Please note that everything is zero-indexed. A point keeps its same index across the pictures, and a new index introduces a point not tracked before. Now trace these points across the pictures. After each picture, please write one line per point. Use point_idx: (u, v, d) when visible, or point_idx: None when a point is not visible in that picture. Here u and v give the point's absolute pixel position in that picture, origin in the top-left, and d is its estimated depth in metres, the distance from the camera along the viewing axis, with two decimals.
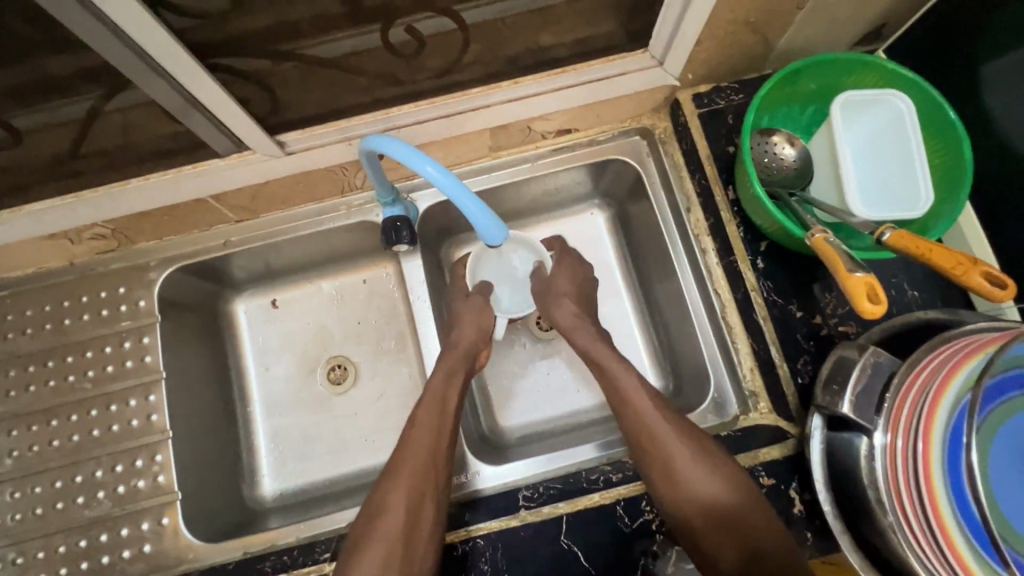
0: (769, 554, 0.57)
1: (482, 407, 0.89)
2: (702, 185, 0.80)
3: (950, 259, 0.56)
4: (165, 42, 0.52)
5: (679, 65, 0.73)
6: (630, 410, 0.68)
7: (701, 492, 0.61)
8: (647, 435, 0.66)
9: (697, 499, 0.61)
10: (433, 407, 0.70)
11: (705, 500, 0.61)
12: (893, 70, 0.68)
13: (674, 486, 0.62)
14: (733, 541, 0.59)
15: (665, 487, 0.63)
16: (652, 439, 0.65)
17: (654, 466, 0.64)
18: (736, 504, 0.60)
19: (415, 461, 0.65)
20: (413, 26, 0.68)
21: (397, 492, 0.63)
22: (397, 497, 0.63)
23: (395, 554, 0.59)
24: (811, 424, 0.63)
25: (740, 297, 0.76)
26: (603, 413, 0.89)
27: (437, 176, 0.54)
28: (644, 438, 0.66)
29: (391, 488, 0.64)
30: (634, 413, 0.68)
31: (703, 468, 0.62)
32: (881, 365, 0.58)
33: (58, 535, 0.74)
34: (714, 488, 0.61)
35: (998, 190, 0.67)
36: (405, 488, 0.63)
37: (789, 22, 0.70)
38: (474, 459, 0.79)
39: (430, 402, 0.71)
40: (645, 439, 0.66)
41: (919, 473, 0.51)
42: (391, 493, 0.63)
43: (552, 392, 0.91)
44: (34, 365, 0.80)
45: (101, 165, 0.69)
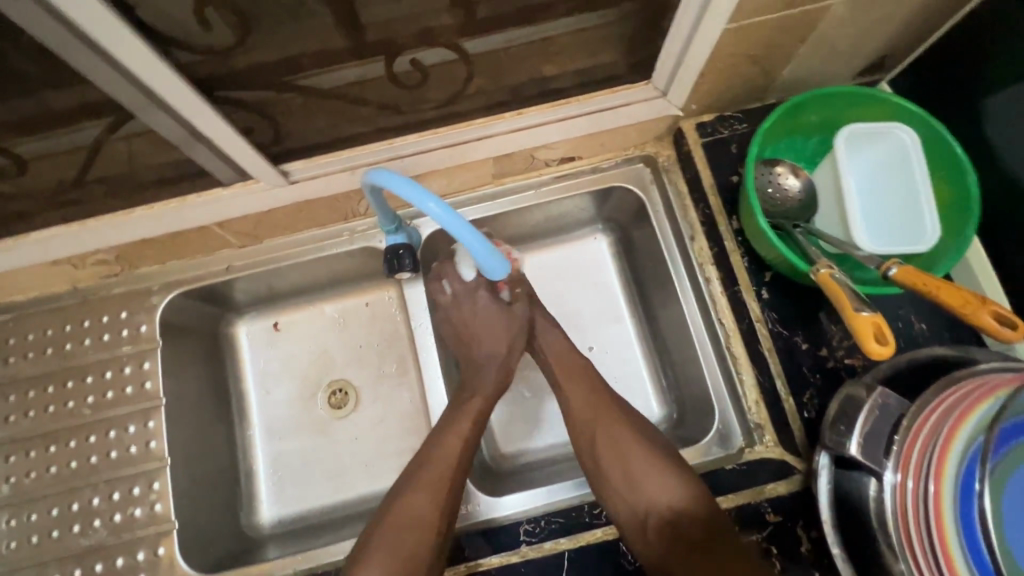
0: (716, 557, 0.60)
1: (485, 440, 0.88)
2: (705, 214, 0.80)
3: (959, 297, 0.55)
4: (172, 79, 0.52)
5: (682, 96, 0.74)
6: (594, 410, 0.74)
7: (648, 482, 0.67)
8: (605, 428, 0.72)
9: (644, 487, 0.66)
10: (444, 462, 0.70)
11: (651, 488, 0.66)
12: (897, 104, 0.68)
13: (624, 474, 0.68)
14: (671, 526, 0.64)
15: (616, 474, 0.68)
16: (609, 433, 0.71)
17: (609, 455, 0.70)
18: (679, 495, 0.65)
19: (421, 500, 0.67)
20: (415, 59, 0.67)
21: (397, 541, 0.65)
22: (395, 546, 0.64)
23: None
24: (817, 463, 0.61)
25: (745, 328, 0.75)
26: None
27: (439, 212, 0.54)
28: (601, 432, 0.72)
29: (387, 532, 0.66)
30: (611, 426, 0.72)
31: (651, 460, 0.68)
32: (889, 407, 0.57)
33: (53, 564, 0.73)
34: (659, 479, 0.67)
35: (1004, 224, 0.67)
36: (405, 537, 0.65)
37: (792, 54, 0.70)
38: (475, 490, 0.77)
39: (443, 452, 0.71)
40: (602, 431, 0.72)
41: (930, 521, 0.50)
42: (388, 540, 0.65)
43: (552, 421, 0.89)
44: (33, 390, 0.79)
45: (105, 193, 0.69)
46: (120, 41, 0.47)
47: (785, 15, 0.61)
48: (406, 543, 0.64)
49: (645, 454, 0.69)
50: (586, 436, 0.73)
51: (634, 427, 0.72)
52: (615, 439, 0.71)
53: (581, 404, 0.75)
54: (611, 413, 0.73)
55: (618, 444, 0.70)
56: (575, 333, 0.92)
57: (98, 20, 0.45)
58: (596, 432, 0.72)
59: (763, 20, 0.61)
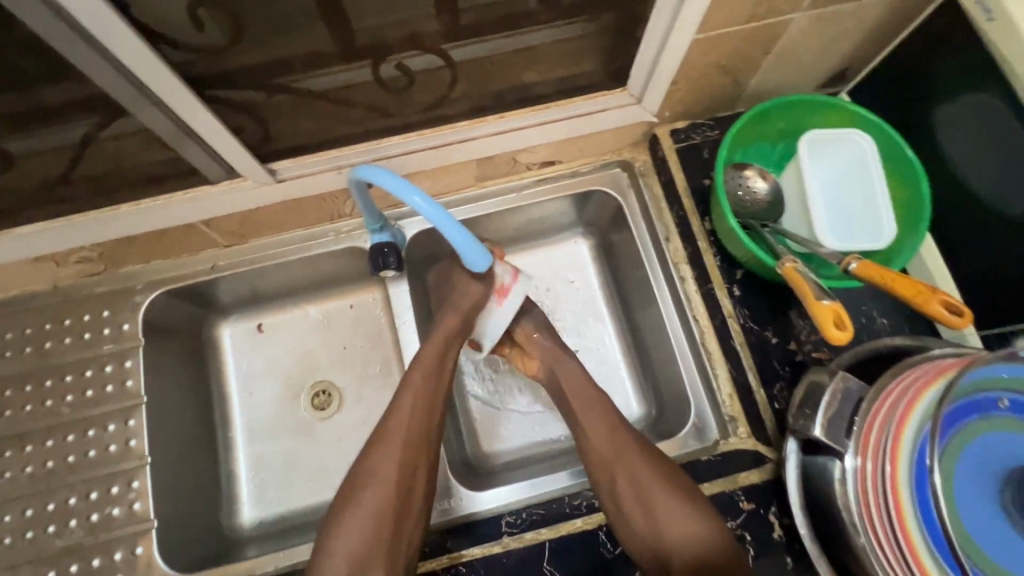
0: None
1: (458, 419, 0.89)
2: (679, 216, 0.83)
3: (911, 288, 0.59)
4: (166, 77, 0.54)
5: (656, 103, 0.77)
6: (618, 452, 0.71)
7: (675, 529, 0.65)
8: (627, 468, 0.69)
9: (671, 535, 0.65)
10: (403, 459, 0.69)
11: (678, 537, 0.64)
12: (855, 112, 0.73)
13: (649, 520, 0.65)
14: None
15: (633, 505, 0.66)
16: (632, 474, 0.68)
17: (634, 500, 0.67)
18: (707, 546, 0.64)
19: (389, 480, 0.68)
20: (402, 63, 0.70)
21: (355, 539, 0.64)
22: (352, 549, 0.64)
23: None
24: (787, 447, 0.65)
25: (718, 324, 0.79)
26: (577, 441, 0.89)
27: (424, 206, 0.57)
28: (622, 472, 0.69)
29: (341, 534, 0.65)
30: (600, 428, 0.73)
31: (680, 508, 0.66)
32: (850, 391, 0.59)
33: (25, 566, 0.72)
34: (683, 516, 0.65)
35: (955, 225, 0.71)
36: (361, 535, 0.65)
37: (757, 65, 0.74)
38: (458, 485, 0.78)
39: (400, 447, 0.70)
40: (624, 472, 0.69)
41: (889, 500, 0.53)
42: (341, 542, 0.65)
43: (525, 420, 0.91)
44: (10, 389, 0.78)
45: (92, 190, 0.70)
46: (118, 38, 0.49)
47: (749, 27, 0.66)
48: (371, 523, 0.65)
49: (672, 501, 0.66)
50: (606, 476, 0.70)
51: (659, 470, 0.68)
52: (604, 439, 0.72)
53: (597, 431, 0.74)
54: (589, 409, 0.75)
55: (642, 487, 0.67)
56: (547, 300, 0.96)
57: (95, 16, 0.46)
58: (618, 471, 0.69)
59: (729, 32, 0.66)
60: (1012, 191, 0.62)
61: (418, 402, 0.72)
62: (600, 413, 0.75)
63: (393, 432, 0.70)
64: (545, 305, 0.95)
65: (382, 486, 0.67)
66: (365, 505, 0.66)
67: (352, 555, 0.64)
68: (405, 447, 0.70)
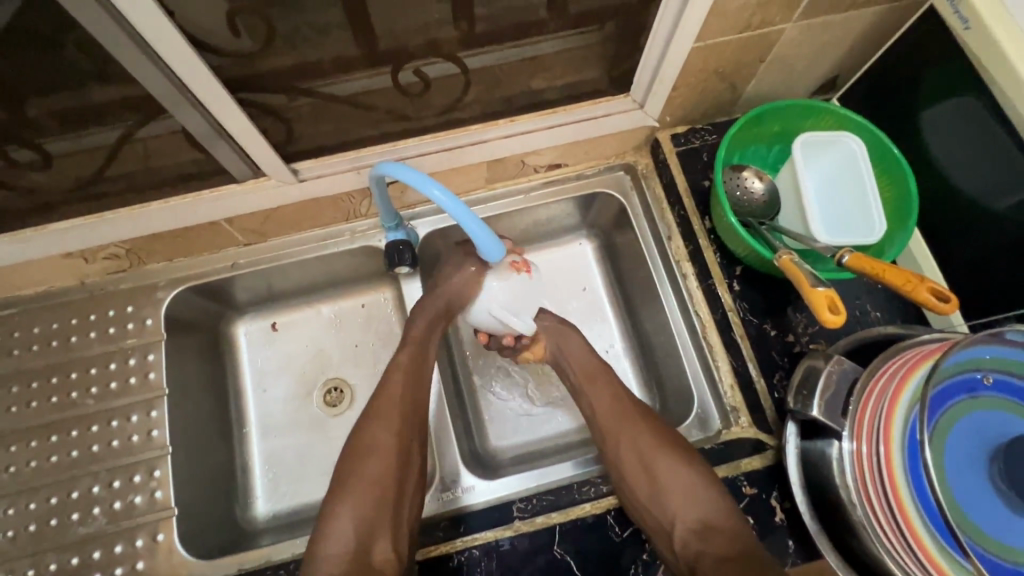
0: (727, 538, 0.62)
1: (474, 410, 0.93)
2: (680, 215, 0.87)
3: (901, 277, 0.62)
4: (207, 81, 0.58)
5: (658, 107, 0.82)
6: (621, 426, 0.74)
7: (677, 496, 0.67)
8: (628, 441, 0.73)
9: (672, 499, 0.67)
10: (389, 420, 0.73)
11: (681, 501, 0.67)
12: (843, 116, 0.77)
13: (652, 485, 0.68)
14: (698, 541, 0.63)
15: (635, 472, 0.70)
16: (634, 445, 0.72)
17: (638, 471, 0.70)
18: (710, 510, 0.65)
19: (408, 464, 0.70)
20: (420, 70, 0.75)
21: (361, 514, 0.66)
22: (358, 517, 0.65)
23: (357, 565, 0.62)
24: (786, 431, 0.68)
25: (719, 318, 0.82)
26: (580, 434, 0.92)
27: (443, 198, 0.60)
28: (625, 446, 0.73)
29: (347, 503, 0.66)
30: (609, 419, 0.76)
31: (682, 473, 0.68)
32: (845, 372, 0.63)
33: (50, 552, 0.74)
34: (681, 476, 0.68)
35: (942, 222, 0.75)
36: (365, 504, 0.66)
37: (753, 72, 0.79)
38: (467, 475, 0.81)
39: (390, 413, 0.73)
40: (627, 444, 0.73)
41: (883, 474, 0.56)
42: (346, 511, 0.66)
43: (537, 416, 0.94)
44: (36, 381, 0.81)
45: (123, 189, 0.74)
46: (167, 41, 0.52)
47: (745, 35, 0.70)
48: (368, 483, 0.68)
49: (675, 467, 0.69)
50: (612, 451, 0.73)
51: (662, 440, 0.72)
52: (610, 425, 0.75)
53: (604, 419, 0.76)
54: (597, 398, 0.78)
55: (645, 456, 0.71)
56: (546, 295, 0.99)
57: (149, 20, 0.50)
58: (620, 445, 0.73)
59: (726, 40, 0.70)
60: (998, 188, 0.66)
61: (408, 381, 0.76)
62: (606, 403, 0.78)
63: (385, 406, 0.74)
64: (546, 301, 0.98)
65: (381, 459, 0.69)
66: (369, 475, 0.68)
67: (357, 522, 0.65)
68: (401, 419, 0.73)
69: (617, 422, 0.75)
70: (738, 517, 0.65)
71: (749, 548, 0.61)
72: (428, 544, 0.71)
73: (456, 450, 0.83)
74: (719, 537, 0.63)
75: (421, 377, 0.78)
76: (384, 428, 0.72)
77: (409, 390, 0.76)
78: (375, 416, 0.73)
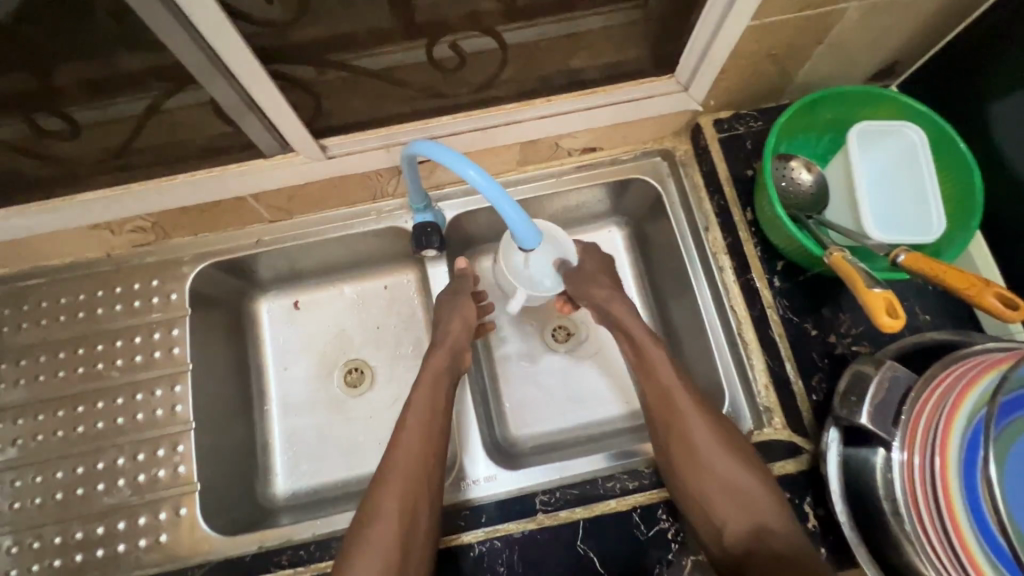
0: (776, 537, 0.60)
1: (514, 370, 0.93)
2: (720, 206, 0.83)
3: (962, 280, 0.58)
4: (240, 51, 0.55)
5: (703, 91, 0.78)
6: (676, 416, 0.69)
7: (728, 490, 0.64)
8: (682, 433, 0.68)
9: (726, 494, 0.64)
10: (423, 433, 0.70)
11: (736, 497, 0.64)
12: (905, 103, 0.72)
13: (707, 478, 0.65)
14: (751, 540, 0.61)
15: (683, 458, 0.67)
16: (690, 437, 0.67)
17: (685, 454, 0.67)
18: (764, 508, 0.63)
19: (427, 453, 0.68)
20: (456, 43, 0.71)
21: (395, 495, 0.65)
22: (396, 505, 0.64)
23: (394, 566, 0.60)
24: (827, 437, 0.66)
25: (756, 315, 0.78)
26: (627, 423, 0.90)
27: (479, 180, 0.57)
28: (682, 436, 0.68)
29: (388, 493, 0.65)
30: (667, 406, 0.71)
31: (738, 469, 0.65)
32: (897, 379, 0.61)
33: (75, 521, 0.75)
34: (734, 469, 0.65)
35: (1007, 222, 0.70)
36: (398, 493, 0.65)
37: (808, 55, 0.74)
38: (472, 468, 0.78)
39: (419, 423, 0.71)
40: (685, 435, 0.68)
41: (937, 489, 0.54)
42: (386, 498, 0.65)
43: (593, 391, 0.92)
44: (63, 351, 0.81)
45: (150, 160, 0.72)
46: (197, 4, 0.49)
47: (805, 15, 0.65)
48: (409, 484, 0.66)
49: (734, 463, 0.66)
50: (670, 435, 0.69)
51: (722, 434, 0.67)
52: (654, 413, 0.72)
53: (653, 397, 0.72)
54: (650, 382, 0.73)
55: (704, 447, 0.67)
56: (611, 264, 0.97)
57: None
58: (674, 435, 0.69)
59: (784, 20, 0.65)
60: None
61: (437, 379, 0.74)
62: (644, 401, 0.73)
63: (416, 411, 0.71)
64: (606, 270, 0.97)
65: (409, 453, 0.68)
66: (403, 475, 0.66)
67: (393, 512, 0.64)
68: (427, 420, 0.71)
69: (669, 406, 0.70)
70: (793, 523, 0.62)
71: (806, 553, 0.58)
72: (450, 534, 0.70)
73: (477, 438, 0.81)
74: (773, 538, 0.60)
75: None
76: (416, 412, 0.72)
77: (433, 382, 0.74)
78: (407, 415, 0.71)
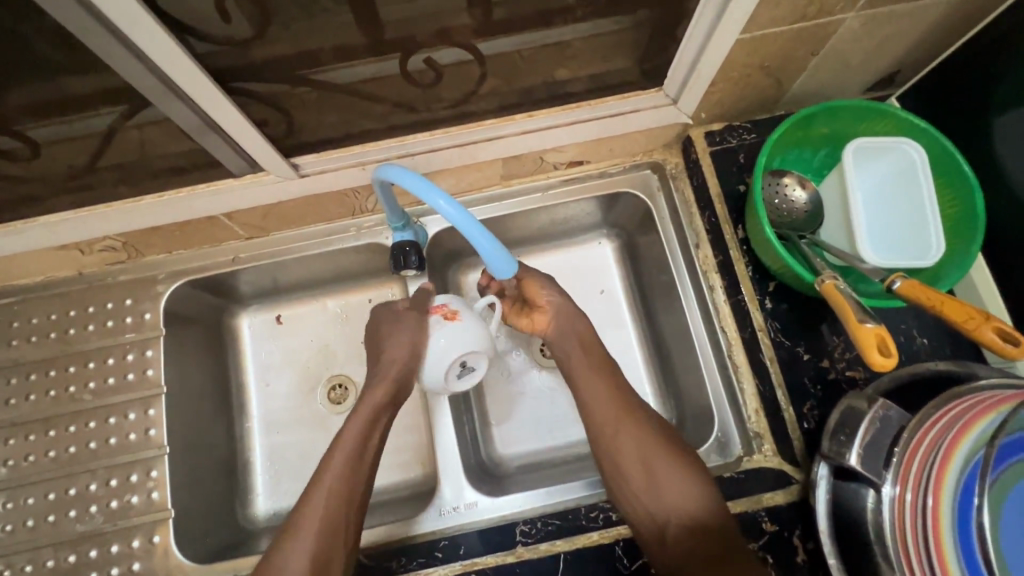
0: (713, 537, 0.60)
1: (499, 387, 0.91)
2: (710, 222, 0.80)
3: (962, 313, 0.55)
4: (193, 74, 0.52)
5: (693, 104, 0.74)
6: (619, 421, 0.69)
7: (670, 491, 0.64)
8: (627, 433, 0.68)
9: (665, 495, 0.64)
10: (358, 444, 0.68)
11: (677, 500, 0.63)
12: (904, 119, 0.68)
13: (649, 478, 0.65)
14: (690, 541, 0.61)
15: (627, 458, 0.67)
16: (633, 439, 0.68)
17: (630, 454, 0.67)
18: (704, 512, 0.62)
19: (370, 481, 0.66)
20: (430, 57, 0.67)
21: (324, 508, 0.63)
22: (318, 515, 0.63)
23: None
24: (815, 472, 0.63)
25: (747, 336, 0.76)
26: None
27: (450, 210, 0.54)
28: (625, 437, 0.68)
29: (311, 506, 0.63)
30: (615, 407, 0.70)
31: (682, 471, 0.65)
32: (890, 418, 0.58)
33: (47, 548, 0.73)
34: (676, 467, 0.65)
35: (1009, 245, 0.67)
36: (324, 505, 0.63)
37: (803, 67, 0.70)
38: (453, 496, 0.76)
39: (352, 435, 0.69)
40: (629, 436, 0.68)
41: (927, 537, 0.51)
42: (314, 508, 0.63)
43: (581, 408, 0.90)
44: (35, 373, 0.79)
45: (116, 180, 0.70)
46: (141, 27, 0.46)
47: (799, 26, 0.61)
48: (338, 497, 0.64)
49: (676, 464, 0.65)
50: (613, 438, 0.69)
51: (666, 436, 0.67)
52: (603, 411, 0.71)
53: (610, 408, 0.71)
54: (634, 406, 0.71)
55: (646, 449, 0.67)
56: (586, 280, 0.94)
57: (118, 3, 0.44)
58: (617, 437, 0.69)
59: (775, 32, 0.62)
60: None
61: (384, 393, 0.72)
62: (633, 428, 0.69)
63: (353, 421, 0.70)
64: (583, 286, 0.94)
65: (343, 465, 0.66)
66: (331, 487, 0.65)
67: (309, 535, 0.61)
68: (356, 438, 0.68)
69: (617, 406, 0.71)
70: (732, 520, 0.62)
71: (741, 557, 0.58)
72: (427, 566, 0.68)
73: (459, 461, 0.78)
74: (710, 539, 0.60)
75: None
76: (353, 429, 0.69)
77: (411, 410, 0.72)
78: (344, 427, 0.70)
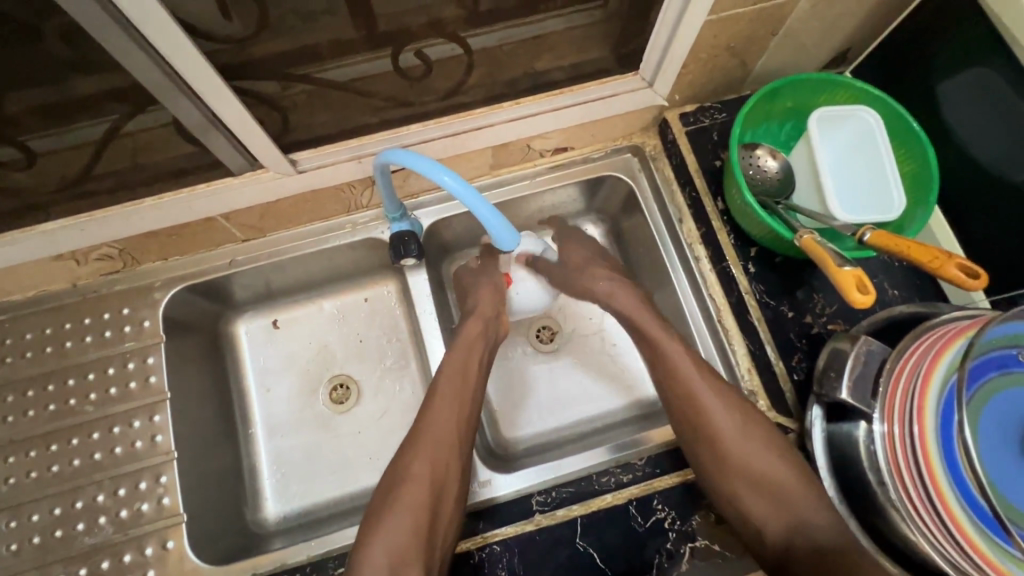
0: (815, 533, 0.61)
1: (504, 377, 0.93)
2: (692, 197, 0.85)
3: (927, 254, 0.60)
4: (200, 68, 0.54)
5: (667, 86, 0.79)
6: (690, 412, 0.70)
7: (764, 489, 0.64)
8: (712, 432, 0.68)
9: (758, 495, 0.64)
10: (455, 403, 0.72)
11: (773, 497, 0.64)
12: (859, 88, 0.75)
13: (740, 479, 0.65)
14: (795, 539, 0.62)
15: (711, 459, 0.67)
16: (717, 438, 0.67)
17: (713, 453, 0.67)
18: (804, 508, 0.63)
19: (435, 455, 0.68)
20: (421, 51, 0.72)
21: (423, 457, 0.68)
22: (427, 469, 0.67)
23: (422, 527, 0.63)
24: (810, 414, 0.68)
25: (734, 301, 0.80)
26: (616, 418, 0.91)
27: (455, 184, 0.57)
28: (710, 437, 0.68)
29: (417, 459, 0.68)
30: (692, 405, 0.70)
31: (775, 467, 0.65)
32: (873, 353, 0.63)
33: (56, 564, 0.72)
34: (768, 463, 0.65)
35: (960, 197, 0.74)
36: (427, 460, 0.68)
37: (764, 46, 0.76)
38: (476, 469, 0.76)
39: (450, 392, 0.73)
40: (716, 433, 0.67)
41: (917, 455, 0.55)
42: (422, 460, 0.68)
43: (580, 389, 0.93)
44: (32, 389, 0.78)
45: (113, 185, 0.70)
46: (153, 22, 0.49)
47: (759, 7, 0.67)
48: (441, 450, 0.69)
49: (766, 458, 0.65)
50: (695, 438, 0.69)
51: (754, 435, 0.66)
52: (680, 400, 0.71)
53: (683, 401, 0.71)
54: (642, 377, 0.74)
55: (736, 448, 0.66)
56: None
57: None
58: (699, 434, 0.69)
59: (739, 13, 0.67)
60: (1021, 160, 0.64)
61: (457, 400, 0.73)
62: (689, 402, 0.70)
63: (448, 378, 0.74)
64: None
65: (445, 421, 0.71)
66: (430, 442, 0.69)
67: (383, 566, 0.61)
68: (437, 447, 0.69)
69: (702, 396, 0.69)
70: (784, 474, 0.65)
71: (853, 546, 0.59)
72: None
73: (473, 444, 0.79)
74: (816, 534, 0.61)
75: (465, 392, 0.73)
76: (422, 457, 0.68)
77: (438, 385, 0.74)
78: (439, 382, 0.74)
